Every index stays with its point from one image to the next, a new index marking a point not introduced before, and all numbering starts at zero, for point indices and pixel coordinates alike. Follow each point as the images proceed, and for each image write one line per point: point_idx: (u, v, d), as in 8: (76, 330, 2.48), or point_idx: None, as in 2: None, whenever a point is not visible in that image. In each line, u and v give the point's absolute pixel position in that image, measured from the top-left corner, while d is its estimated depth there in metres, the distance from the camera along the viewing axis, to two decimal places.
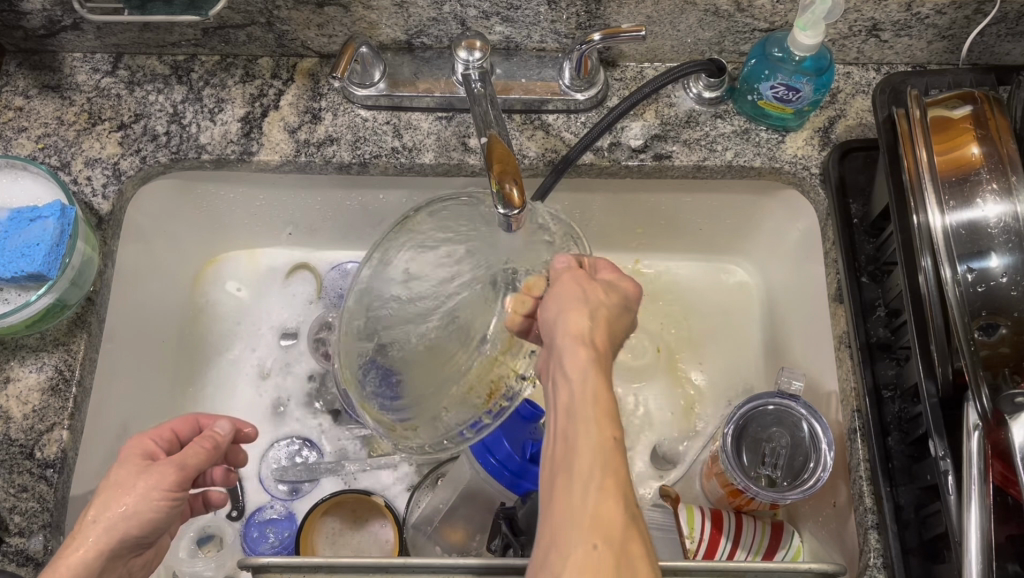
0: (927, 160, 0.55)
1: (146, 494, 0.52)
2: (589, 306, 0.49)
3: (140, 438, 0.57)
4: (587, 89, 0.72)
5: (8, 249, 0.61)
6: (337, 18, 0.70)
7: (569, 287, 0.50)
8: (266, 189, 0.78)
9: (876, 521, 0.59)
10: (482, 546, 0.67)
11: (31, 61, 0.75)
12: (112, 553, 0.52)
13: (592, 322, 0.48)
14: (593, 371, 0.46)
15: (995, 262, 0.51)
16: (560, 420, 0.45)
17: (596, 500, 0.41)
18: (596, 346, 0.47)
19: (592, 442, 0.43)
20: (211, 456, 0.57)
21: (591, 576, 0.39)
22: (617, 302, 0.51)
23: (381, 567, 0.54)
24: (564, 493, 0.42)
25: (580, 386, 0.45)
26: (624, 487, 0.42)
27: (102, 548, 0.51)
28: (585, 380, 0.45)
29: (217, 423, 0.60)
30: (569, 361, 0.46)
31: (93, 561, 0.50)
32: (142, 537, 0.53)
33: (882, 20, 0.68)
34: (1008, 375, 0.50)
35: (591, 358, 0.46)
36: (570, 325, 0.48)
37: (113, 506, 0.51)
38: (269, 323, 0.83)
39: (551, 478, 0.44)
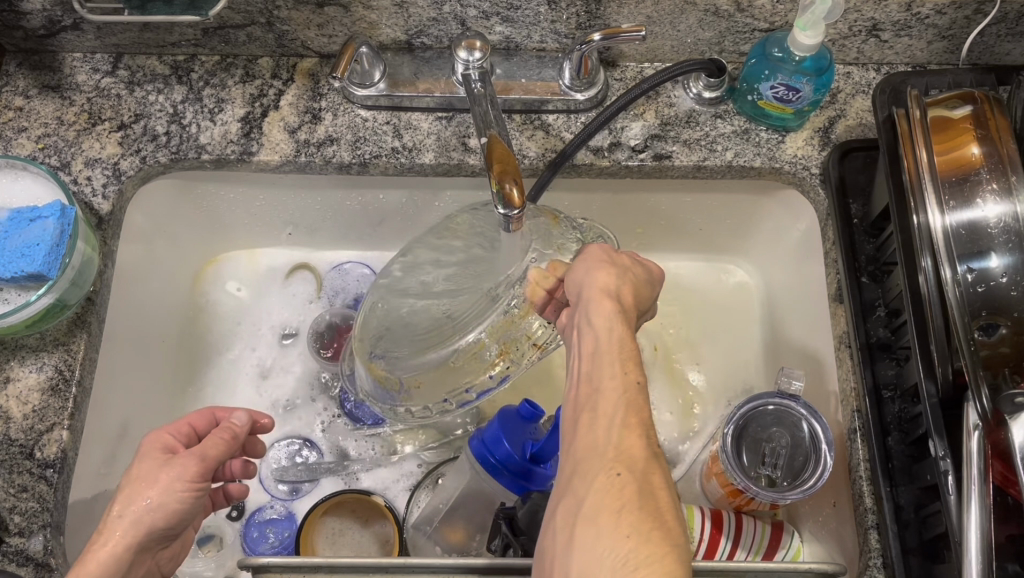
0: (927, 160, 0.55)
1: (168, 486, 0.53)
2: (616, 269, 0.51)
3: (159, 432, 0.57)
4: (587, 89, 0.72)
5: (8, 249, 0.61)
6: (337, 18, 0.70)
7: (596, 254, 0.52)
8: (266, 189, 0.78)
9: (876, 521, 0.59)
10: (482, 546, 0.67)
11: (31, 61, 0.75)
12: (139, 547, 0.52)
13: (619, 282, 0.50)
14: (618, 321, 0.48)
15: (995, 262, 0.51)
16: (584, 365, 0.47)
17: (619, 434, 0.43)
18: (624, 304, 0.49)
19: (617, 384, 0.45)
20: (230, 443, 0.58)
21: (614, 500, 0.40)
22: (643, 268, 0.53)
23: (381, 566, 0.54)
24: (588, 429, 0.44)
25: (606, 334, 0.47)
26: (647, 426, 0.44)
27: (128, 544, 0.51)
28: (611, 329, 0.47)
29: (234, 414, 0.60)
30: (596, 311, 0.48)
31: (121, 555, 0.51)
32: (169, 529, 0.54)
33: (882, 20, 0.68)
34: (1008, 375, 0.50)
35: (617, 310, 0.48)
36: (599, 282, 0.50)
37: (137, 499, 0.52)
38: (269, 323, 0.83)
39: (574, 418, 0.45)
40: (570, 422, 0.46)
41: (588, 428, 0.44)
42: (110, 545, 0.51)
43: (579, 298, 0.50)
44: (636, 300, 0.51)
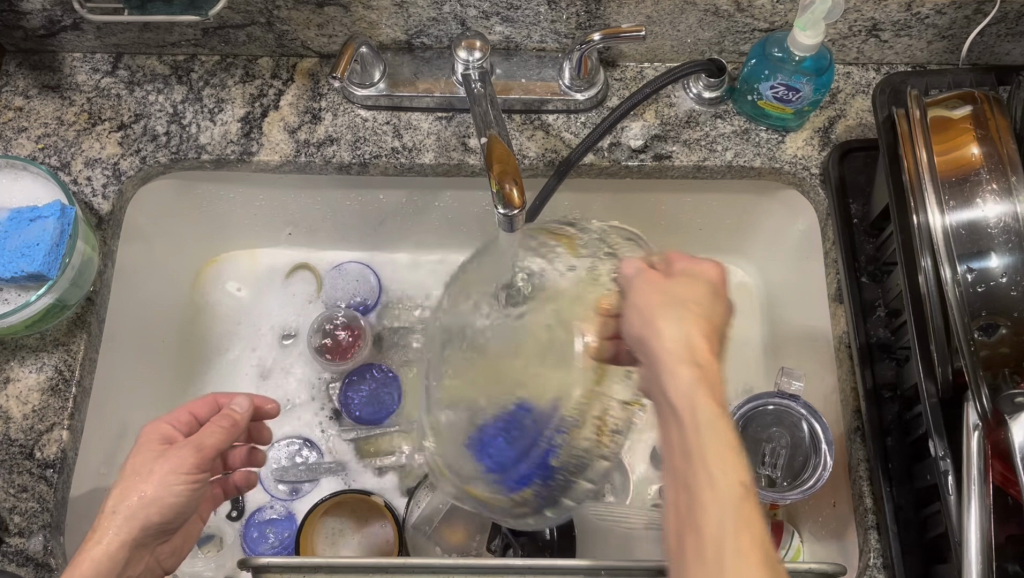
0: (927, 161, 0.54)
1: (164, 479, 0.53)
2: (676, 311, 0.47)
3: (159, 421, 0.57)
4: (587, 89, 0.72)
5: (8, 249, 0.61)
6: (337, 18, 0.70)
7: (648, 296, 0.48)
8: (266, 188, 0.77)
9: (876, 521, 0.59)
10: (482, 546, 0.68)
11: (31, 61, 0.75)
12: (135, 542, 0.53)
13: (687, 327, 0.46)
14: (703, 395, 0.43)
15: (995, 262, 0.51)
16: (678, 462, 0.43)
17: (733, 564, 0.38)
18: (700, 358, 0.45)
19: (720, 486, 0.40)
20: (227, 431, 0.57)
21: None
22: (708, 299, 0.48)
23: (381, 567, 0.54)
24: (702, 557, 0.39)
25: (687, 411, 0.43)
26: (762, 543, 0.39)
27: (123, 540, 0.51)
28: (695, 409, 0.42)
29: (235, 401, 0.60)
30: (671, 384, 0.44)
31: (117, 551, 0.51)
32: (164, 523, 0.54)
33: (882, 20, 0.68)
34: (1008, 375, 0.50)
35: (694, 371, 0.44)
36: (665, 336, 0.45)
37: (130, 495, 0.52)
38: (269, 323, 0.83)
39: (680, 536, 0.41)
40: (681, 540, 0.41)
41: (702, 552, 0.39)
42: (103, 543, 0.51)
43: (654, 365, 0.45)
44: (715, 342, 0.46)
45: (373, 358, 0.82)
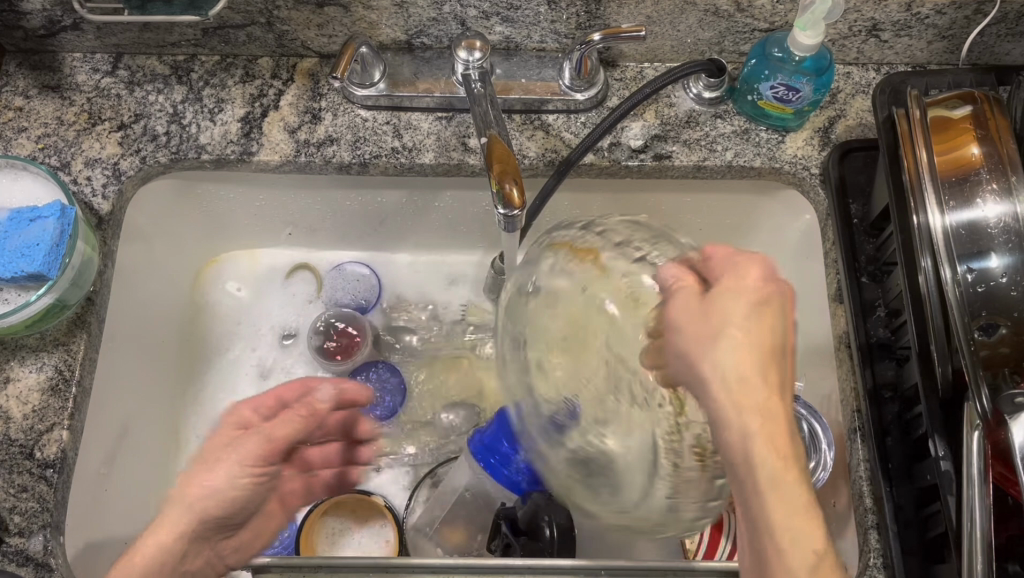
0: (928, 160, 0.54)
1: (228, 470, 0.56)
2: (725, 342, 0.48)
3: (242, 404, 0.59)
4: (587, 89, 0.72)
5: (8, 249, 0.61)
6: (337, 19, 0.70)
7: (694, 322, 0.50)
8: (267, 188, 0.78)
9: (876, 521, 0.59)
10: (483, 547, 0.67)
11: (31, 61, 0.75)
12: (196, 533, 0.55)
13: (744, 368, 0.48)
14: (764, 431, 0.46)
15: (995, 262, 0.51)
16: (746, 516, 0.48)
17: None
18: (754, 386, 0.48)
19: (796, 548, 0.45)
20: (304, 423, 0.61)
21: None
22: (754, 311, 0.49)
23: (382, 566, 0.58)
24: None
25: (754, 472, 0.46)
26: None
27: (183, 531, 0.54)
28: (767, 468, 0.46)
29: (320, 389, 0.62)
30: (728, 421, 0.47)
31: (174, 543, 0.53)
32: (228, 514, 0.56)
33: (882, 20, 0.68)
34: (1008, 375, 0.51)
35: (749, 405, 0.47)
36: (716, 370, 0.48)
37: (197, 484, 0.55)
38: (270, 323, 0.83)
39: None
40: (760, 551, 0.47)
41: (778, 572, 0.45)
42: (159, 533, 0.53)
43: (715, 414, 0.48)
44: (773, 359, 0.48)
45: (374, 357, 0.82)
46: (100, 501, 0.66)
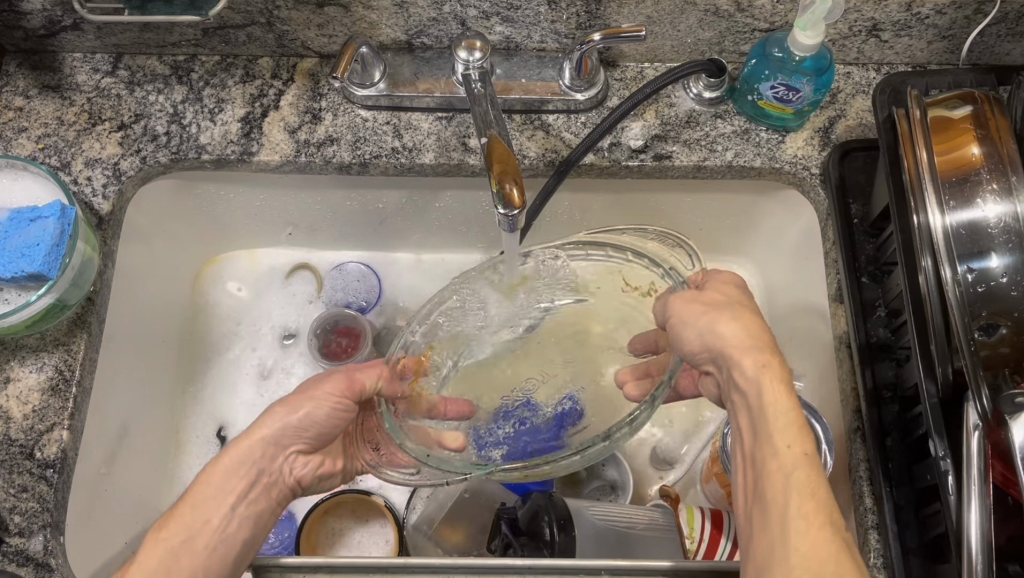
0: (927, 160, 0.54)
1: (318, 397, 0.58)
2: (725, 310, 0.55)
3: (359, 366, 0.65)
4: (587, 89, 0.72)
5: (8, 249, 0.61)
6: (337, 18, 0.70)
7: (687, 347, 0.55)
8: (267, 189, 0.77)
9: (877, 521, 0.59)
10: (482, 547, 0.68)
11: (31, 61, 0.75)
12: (270, 447, 0.57)
13: (738, 328, 0.54)
14: (765, 368, 0.51)
15: (995, 262, 0.51)
16: (749, 441, 0.51)
17: (798, 531, 0.45)
18: (758, 372, 0.51)
19: (783, 461, 0.48)
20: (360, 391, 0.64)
21: (816, 527, 0.45)
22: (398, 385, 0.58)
23: (381, 567, 0.57)
24: (770, 527, 0.46)
25: (755, 400, 0.51)
26: (826, 513, 0.45)
27: (264, 442, 0.57)
28: (761, 390, 0.51)
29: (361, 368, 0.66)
30: (689, 317, 0.55)
31: (257, 450, 0.56)
32: (301, 433, 0.58)
33: (882, 20, 0.68)
34: (1008, 375, 0.50)
35: (773, 426, 0.49)
36: (728, 335, 0.53)
37: (295, 409, 0.58)
38: (270, 323, 0.83)
39: (763, 517, 0.47)
40: (754, 535, 0.48)
41: (768, 548, 0.46)
42: (335, 377, 0.59)
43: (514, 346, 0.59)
44: (789, 380, 0.51)
45: (375, 357, 0.82)
46: (98, 501, 0.66)
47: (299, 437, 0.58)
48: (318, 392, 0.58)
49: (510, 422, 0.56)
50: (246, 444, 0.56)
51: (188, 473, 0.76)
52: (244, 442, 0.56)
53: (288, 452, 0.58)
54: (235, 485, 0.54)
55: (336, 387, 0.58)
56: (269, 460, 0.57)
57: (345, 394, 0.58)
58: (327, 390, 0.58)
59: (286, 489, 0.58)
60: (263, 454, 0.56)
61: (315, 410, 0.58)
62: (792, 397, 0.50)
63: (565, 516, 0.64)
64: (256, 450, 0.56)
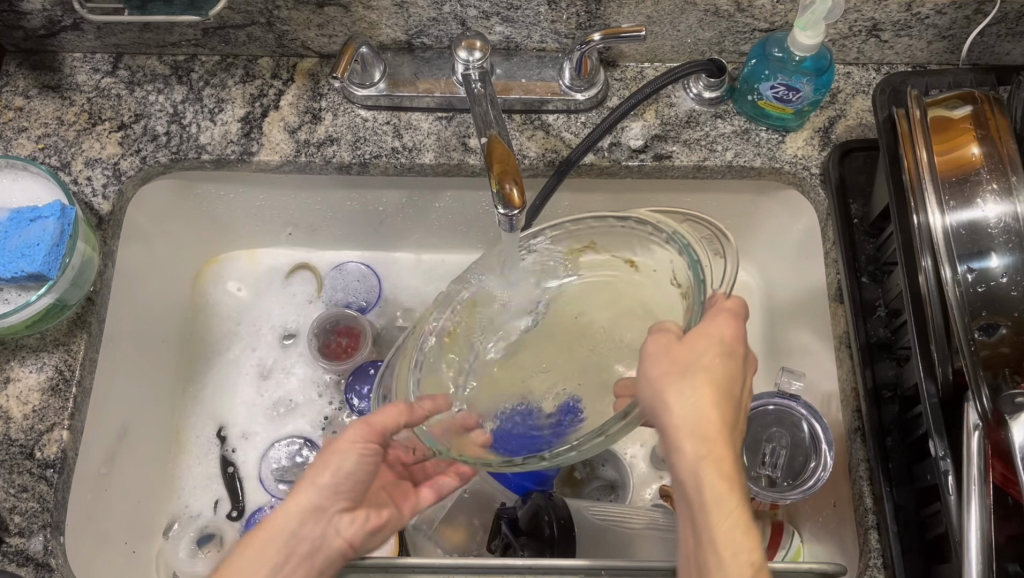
0: (927, 160, 0.54)
1: (350, 456, 0.55)
2: (687, 377, 0.49)
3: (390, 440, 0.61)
4: (587, 89, 0.72)
5: (8, 249, 0.61)
6: (337, 18, 0.70)
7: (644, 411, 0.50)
8: (266, 189, 0.77)
9: (877, 521, 0.59)
10: (482, 547, 0.69)
11: (31, 61, 0.75)
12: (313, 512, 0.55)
13: (695, 403, 0.48)
14: (707, 460, 0.47)
15: (995, 262, 0.51)
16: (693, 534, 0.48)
17: None
18: (701, 465, 0.47)
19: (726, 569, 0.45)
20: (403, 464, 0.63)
21: None
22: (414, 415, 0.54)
23: (382, 566, 0.58)
24: None
25: (697, 494, 0.47)
26: None
27: (300, 510, 0.54)
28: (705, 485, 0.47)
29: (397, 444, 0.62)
30: (650, 381, 0.50)
31: (293, 519, 0.54)
32: (342, 494, 0.56)
33: (882, 20, 0.68)
34: (1009, 375, 0.50)
35: (716, 527, 0.46)
36: (678, 414, 0.48)
37: (325, 471, 0.55)
38: (270, 323, 0.83)
39: None
40: None
41: None
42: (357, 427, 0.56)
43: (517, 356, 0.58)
44: (734, 472, 0.47)
45: (374, 357, 0.82)
46: (99, 502, 0.66)
47: (337, 499, 0.56)
48: (344, 445, 0.56)
49: (519, 414, 0.57)
50: (284, 513, 0.54)
51: (188, 473, 0.76)
52: (280, 512, 0.55)
53: (330, 515, 0.56)
54: (270, 554, 0.54)
55: (357, 434, 0.55)
56: (310, 526, 0.55)
57: (369, 439, 0.55)
58: (351, 440, 0.56)
59: (334, 551, 0.56)
60: (302, 522, 0.55)
61: (343, 461, 0.56)
62: (737, 495, 0.46)
63: (565, 517, 0.65)
64: (292, 519, 0.54)
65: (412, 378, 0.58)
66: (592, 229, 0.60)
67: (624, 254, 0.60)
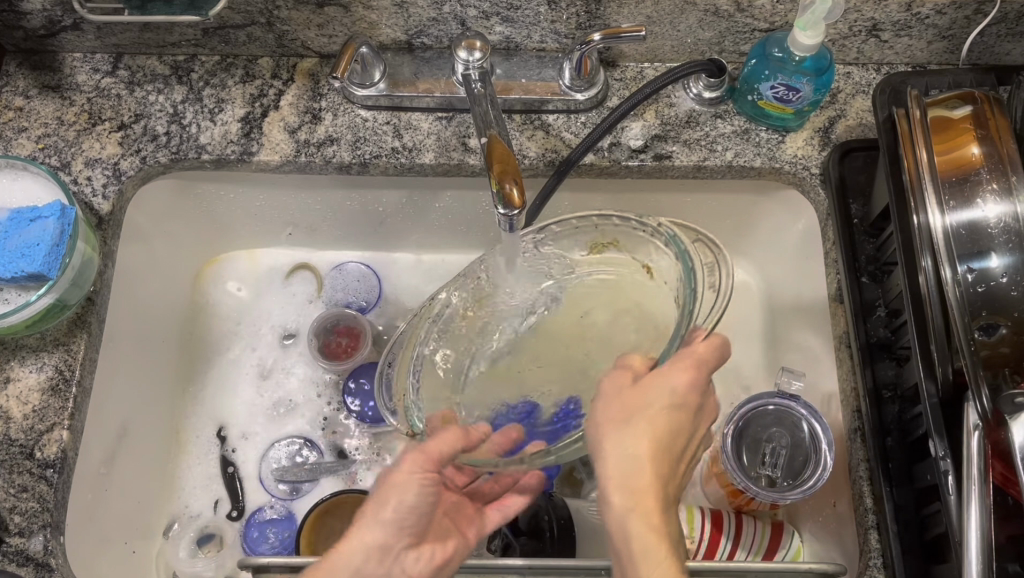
0: (927, 160, 0.54)
1: (411, 491, 0.56)
2: (631, 427, 0.52)
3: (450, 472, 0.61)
4: (587, 89, 0.72)
5: (8, 249, 0.61)
6: (337, 18, 0.70)
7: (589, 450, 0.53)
8: (267, 189, 0.77)
9: (876, 521, 0.59)
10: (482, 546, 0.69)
11: (31, 61, 0.75)
12: (377, 550, 0.55)
13: (632, 454, 0.51)
14: (634, 512, 0.50)
15: (995, 262, 0.51)
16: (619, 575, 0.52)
17: None
18: (630, 515, 0.51)
19: None
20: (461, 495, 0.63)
21: None
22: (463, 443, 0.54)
23: None
24: None
25: (623, 540, 0.51)
26: None
27: (363, 547, 0.55)
28: (633, 532, 0.50)
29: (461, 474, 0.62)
30: (597, 425, 0.52)
31: (358, 558, 0.55)
32: (406, 529, 0.56)
33: (882, 20, 0.68)
34: (1009, 375, 0.50)
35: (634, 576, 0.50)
36: (614, 464, 0.51)
37: (386, 506, 0.56)
38: (270, 323, 0.83)
39: None
40: None
41: None
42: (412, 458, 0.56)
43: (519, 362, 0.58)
44: (662, 523, 0.51)
45: (374, 358, 0.82)
46: (99, 502, 0.66)
47: (401, 534, 0.56)
48: (403, 478, 0.56)
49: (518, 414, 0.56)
50: (346, 551, 0.55)
51: (189, 474, 0.76)
52: (343, 549, 0.55)
53: (396, 552, 0.56)
54: None
55: (414, 464, 0.55)
56: (375, 563, 0.55)
57: (426, 469, 0.55)
58: (409, 472, 0.55)
59: None
60: (366, 559, 0.55)
61: (405, 498, 0.55)
62: (662, 545, 0.50)
63: (565, 517, 0.66)
64: (359, 555, 0.55)
65: (412, 379, 0.57)
66: (620, 227, 0.59)
67: (643, 258, 0.59)
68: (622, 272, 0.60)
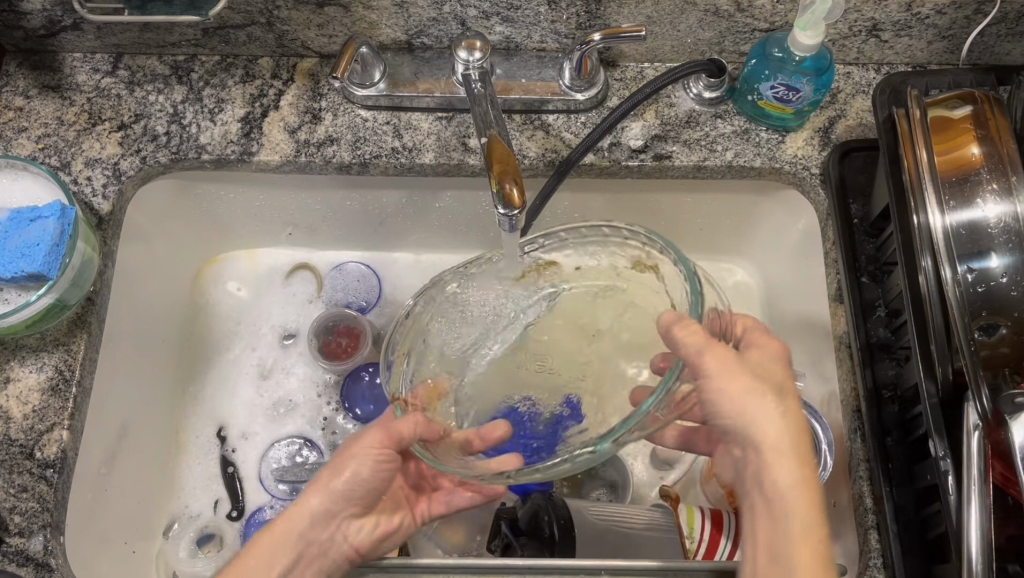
0: (927, 160, 0.54)
1: (363, 462, 0.58)
2: (769, 390, 0.52)
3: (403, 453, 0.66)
4: (587, 89, 0.72)
5: (8, 249, 0.61)
6: (337, 18, 0.70)
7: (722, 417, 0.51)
8: (266, 189, 0.77)
9: (876, 521, 0.59)
10: (482, 546, 0.69)
11: (31, 61, 0.75)
12: (326, 515, 0.57)
13: (771, 418, 0.51)
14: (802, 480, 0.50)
15: (995, 262, 0.51)
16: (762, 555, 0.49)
17: None
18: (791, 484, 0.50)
19: None
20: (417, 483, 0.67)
21: None
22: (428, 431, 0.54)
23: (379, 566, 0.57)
24: None
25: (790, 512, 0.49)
26: None
27: (311, 510, 0.57)
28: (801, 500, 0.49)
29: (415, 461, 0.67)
30: (724, 390, 0.51)
31: (304, 519, 0.57)
32: (354, 499, 0.58)
33: (882, 20, 0.68)
34: (1009, 375, 0.50)
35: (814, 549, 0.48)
36: (767, 427, 0.51)
37: (340, 473, 0.58)
38: (270, 323, 0.83)
39: None
40: None
41: None
42: (374, 433, 0.58)
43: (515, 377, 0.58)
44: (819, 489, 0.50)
45: (374, 357, 0.82)
46: (99, 502, 0.66)
47: (347, 502, 0.58)
48: (359, 449, 0.58)
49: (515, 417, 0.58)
50: (296, 514, 0.57)
51: (188, 473, 0.76)
52: (291, 512, 0.57)
53: (340, 519, 0.58)
54: (281, 557, 0.56)
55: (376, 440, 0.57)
56: (319, 528, 0.57)
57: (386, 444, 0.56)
58: (368, 444, 0.57)
59: (341, 556, 0.57)
60: (314, 523, 0.57)
61: (360, 468, 0.58)
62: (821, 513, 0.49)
63: (566, 517, 0.65)
64: (303, 520, 0.57)
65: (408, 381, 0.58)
66: (659, 253, 0.56)
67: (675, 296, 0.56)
68: (631, 280, 0.60)
